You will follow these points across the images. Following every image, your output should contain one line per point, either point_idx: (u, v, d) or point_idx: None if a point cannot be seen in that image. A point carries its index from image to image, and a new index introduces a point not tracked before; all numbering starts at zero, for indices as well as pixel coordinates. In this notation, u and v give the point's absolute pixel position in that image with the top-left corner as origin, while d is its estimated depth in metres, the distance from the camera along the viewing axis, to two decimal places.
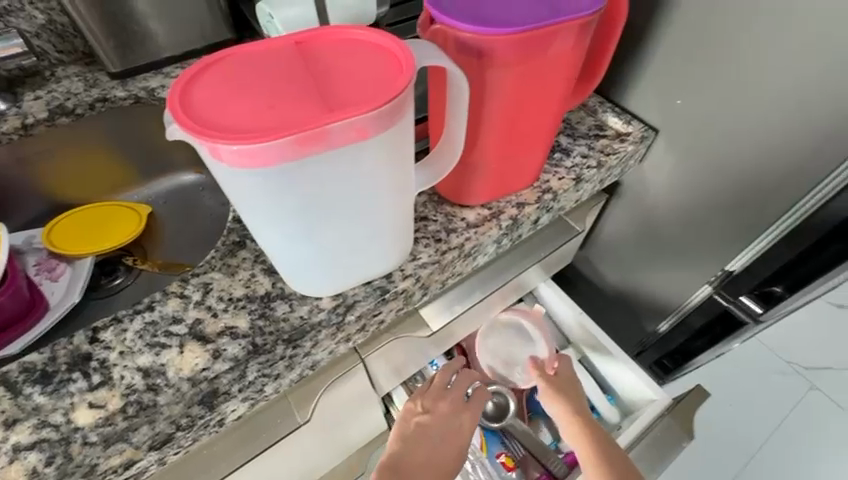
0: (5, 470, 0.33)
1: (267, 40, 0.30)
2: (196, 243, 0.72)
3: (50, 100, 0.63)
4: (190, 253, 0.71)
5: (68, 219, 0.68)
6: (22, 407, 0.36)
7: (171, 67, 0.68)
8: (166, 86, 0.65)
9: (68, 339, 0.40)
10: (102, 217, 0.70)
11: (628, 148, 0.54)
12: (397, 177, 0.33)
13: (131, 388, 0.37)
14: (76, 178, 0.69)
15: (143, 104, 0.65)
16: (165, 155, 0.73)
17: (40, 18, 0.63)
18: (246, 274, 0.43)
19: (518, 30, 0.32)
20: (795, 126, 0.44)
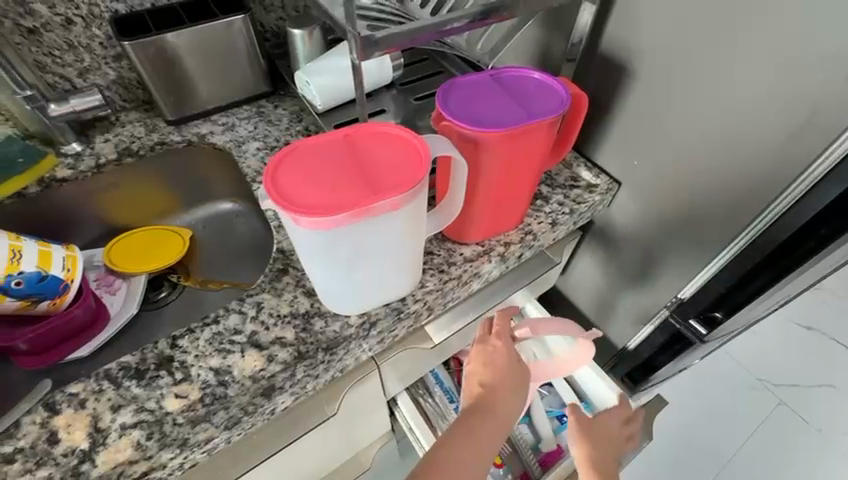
0: (117, 442, 0.44)
1: (325, 134, 0.42)
2: (231, 264, 0.84)
3: (117, 143, 0.75)
4: (226, 272, 0.83)
5: (123, 241, 0.79)
6: (123, 395, 0.47)
7: (217, 115, 0.80)
8: (214, 132, 0.78)
9: (154, 344, 0.51)
10: (153, 240, 0.81)
11: (595, 198, 0.67)
12: (404, 241, 0.45)
13: (207, 383, 0.48)
14: (129, 206, 0.81)
15: (192, 145, 0.77)
16: (207, 187, 0.85)
17: (111, 74, 0.76)
18: (290, 296, 0.55)
19: (504, 129, 0.44)
20: (718, 187, 0.57)
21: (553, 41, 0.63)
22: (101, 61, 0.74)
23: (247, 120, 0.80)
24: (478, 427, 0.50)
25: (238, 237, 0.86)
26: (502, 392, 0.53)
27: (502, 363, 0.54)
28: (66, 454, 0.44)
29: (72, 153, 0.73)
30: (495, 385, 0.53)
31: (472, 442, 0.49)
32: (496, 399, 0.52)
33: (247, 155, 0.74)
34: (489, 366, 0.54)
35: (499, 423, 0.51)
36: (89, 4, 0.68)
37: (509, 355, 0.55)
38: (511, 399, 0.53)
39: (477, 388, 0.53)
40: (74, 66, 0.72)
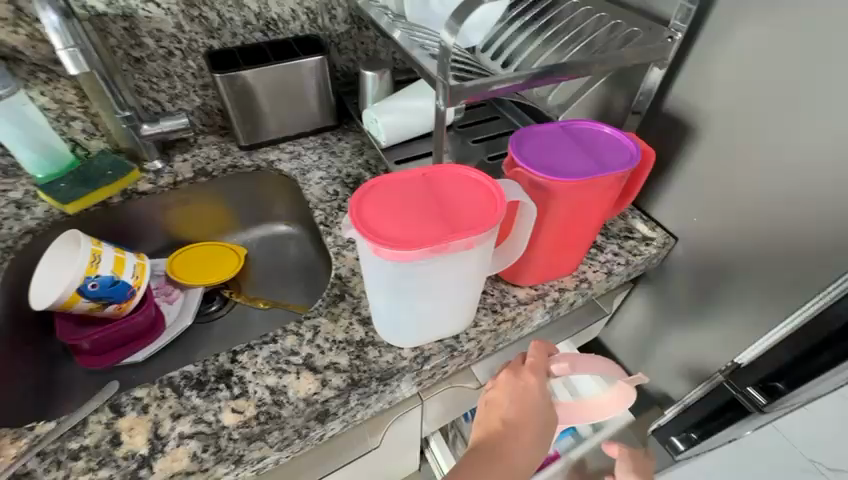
0: (175, 451, 0.45)
1: (407, 170, 0.45)
2: (281, 285, 0.87)
3: (194, 164, 0.81)
4: (276, 292, 0.85)
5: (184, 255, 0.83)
6: (184, 404, 0.49)
7: (285, 143, 0.86)
8: (281, 160, 0.83)
9: (215, 357, 0.53)
10: (210, 253, 0.85)
11: (651, 251, 0.66)
12: (455, 275, 0.44)
13: (262, 401, 0.49)
14: (194, 221, 0.86)
15: (260, 170, 0.82)
16: (266, 209, 0.89)
17: (197, 101, 0.83)
18: (346, 322, 0.56)
19: (575, 180, 0.46)
20: (779, 253, 0.56)
21: (615, 97, 0.66)
22: (190, 90, 0.81)
23: (312, 150, 0.85)
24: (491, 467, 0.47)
25: (290, 259, 0.89)
26: (523, 433, 0.49)
27: (529, 400, 0.50)
28: (127, 457, 0.45)
29: (153, 170, 0.79)
30: (516, 424, 0.49)
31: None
32: (516, 441, 0.49)
33: (311, 183, 0.78)
34: (516, 402, 0.50)
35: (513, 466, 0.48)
36: (189, 39, 0.76)
37: (538, 393, 0.51)
38: (530, 441, 0.49)
39: (497, 423, 0.50)
40: (166, 91, 0.79)
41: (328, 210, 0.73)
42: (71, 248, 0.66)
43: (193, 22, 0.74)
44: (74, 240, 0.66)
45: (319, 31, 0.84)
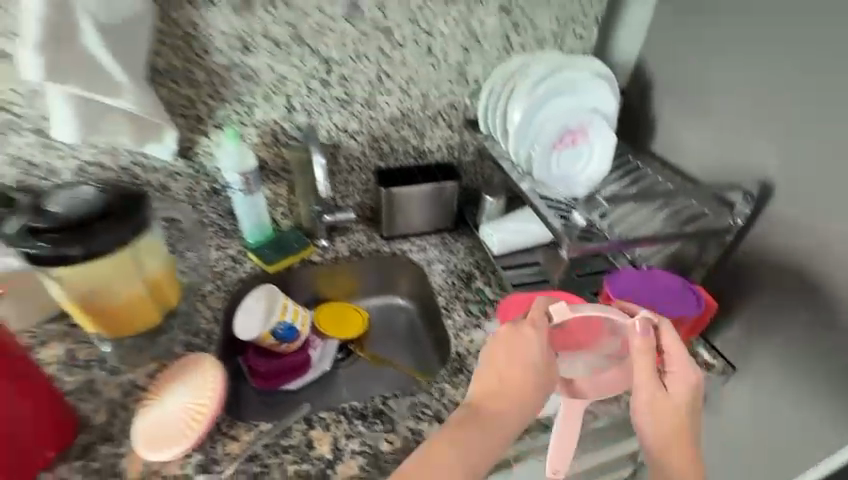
0: (348, 461, 0.66)
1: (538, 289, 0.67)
2: (392, 348, 1.09)
3: (349, 245, 1.08)
4: (388, 354, 1.07)
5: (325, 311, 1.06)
6: (353, 429, 0.69)
7: (415, 238, 1.11)
8: (412, 250, 1.08)
9: (372, 398, 0.74)
10: (343, 311, 1.07)
11: (712, 375, 0.82)
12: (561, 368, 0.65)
13: (406, 438, 0.69)
14: (337, 283, 1.10)
15: (395, 257, 1.08)
16: (389, 285, 1.13)
17: (357, 199, 1.10)
18: (465, 389, 0.76)
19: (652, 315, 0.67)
20: (821, 393, 0.74)
21: (687, 249, 0.86)
22: (357, 191, 1.08)
23: (435, 246, 1.09)
24: (489, 414, 0.58)
25: (399, 328, 1.11)
26: (523, 384, 0.59)
27: (524, 353, 0.59)
28: (318, 458, 0.66)
29: (321, 247, 1.07)
30: (508, 375, 0.59)
31: (481, 427, 0.57)
32: (507, 390, 0.59)
33: (434, 273, 1.03)
34: (515, 355, 0.59)
35: (503, 411, 0.58)
36: (366, 160, 1.05)
37: (526, 341, 0.60)
38: (529, 394, 0.59)
39: (494, 374, 0.60)
40: (339, 190, 1.07)
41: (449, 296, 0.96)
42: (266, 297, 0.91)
43: (372, 149, 1.04)
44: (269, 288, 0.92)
45: (454, 159, 1.11)
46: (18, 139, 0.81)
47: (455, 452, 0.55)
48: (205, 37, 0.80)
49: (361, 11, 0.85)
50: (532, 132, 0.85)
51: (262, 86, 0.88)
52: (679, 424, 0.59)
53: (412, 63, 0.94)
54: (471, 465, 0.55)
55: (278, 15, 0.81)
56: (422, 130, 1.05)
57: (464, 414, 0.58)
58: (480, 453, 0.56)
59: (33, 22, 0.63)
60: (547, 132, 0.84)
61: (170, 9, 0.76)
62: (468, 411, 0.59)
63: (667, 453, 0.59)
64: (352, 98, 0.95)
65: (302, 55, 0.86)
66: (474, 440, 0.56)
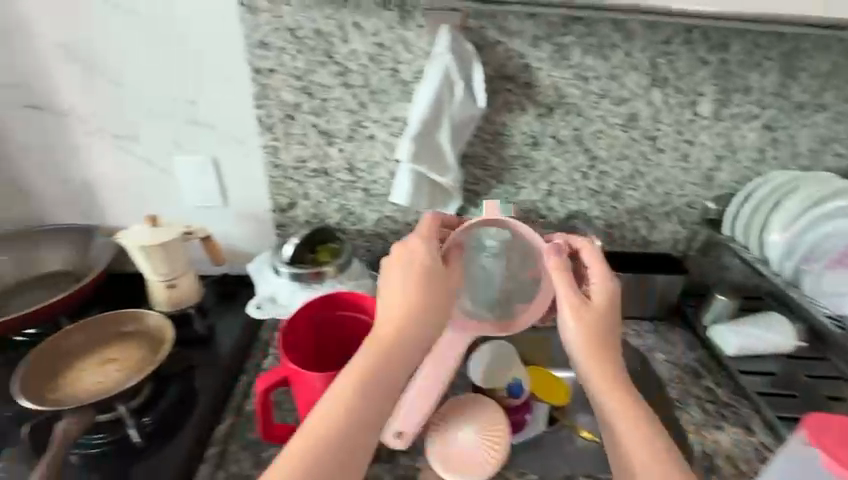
0: None
1: None
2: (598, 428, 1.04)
3: None
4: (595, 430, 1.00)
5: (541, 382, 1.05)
6: None
7: (629, 321, 1.15)
8: (627, 333, 1.13)
9: None
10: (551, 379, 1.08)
11: None
12: None
13: None
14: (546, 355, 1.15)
15: None
16: (597, 364, 1.16)
17: None
18: None
19: None
20: None
21: None
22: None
23: (651, 334, 1.12)
24: (381, 340, 0.64)
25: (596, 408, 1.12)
26: (416, 309, 0.66)
27: (428, 275, 0.69)
28: None
29: None
30: (406, 302, 0.66)
31: (382, 358, 0.63)
32: (423, 284, 0.68)
33: (657, 362, 1.05)
34: (423, 284, 0.68)
35: (410, 339, 0.65)
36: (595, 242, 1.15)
37: (430, 265, 0.70)
38: (427, 291, 0.68)
39: (405, 301, 0.66)
40: None
41: (679, 389, 0.98)
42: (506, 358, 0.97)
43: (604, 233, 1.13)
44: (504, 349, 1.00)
45: (675, 252, 1.16)
46: (349, 194, 1.06)
47: (365, 381, 0.61)
48: (508, 134, 0.99)
49: (637, 122, 0.97)
50: (821, 238, 0.95)
51: (535, 173, 1.04)
52: (614, 371, 0.68)
53: (665, 166, 1.04)
54: (386, 392, 0.62)
55: (569, 122, 0.97)
56: (654, 222, 1.12)
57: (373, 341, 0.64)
58: (394, 379, 0.63)
59: (415, 122, 0.87)
60: (834, 243, 0.94)
61: (492, 113, 0.96)
62: (373, 344, 0.64)
63: (612, 400, 0.65)
64: (602, 190, 1.07)
65: (575, 153, 1.02)
66: (380, 365, 0.62)
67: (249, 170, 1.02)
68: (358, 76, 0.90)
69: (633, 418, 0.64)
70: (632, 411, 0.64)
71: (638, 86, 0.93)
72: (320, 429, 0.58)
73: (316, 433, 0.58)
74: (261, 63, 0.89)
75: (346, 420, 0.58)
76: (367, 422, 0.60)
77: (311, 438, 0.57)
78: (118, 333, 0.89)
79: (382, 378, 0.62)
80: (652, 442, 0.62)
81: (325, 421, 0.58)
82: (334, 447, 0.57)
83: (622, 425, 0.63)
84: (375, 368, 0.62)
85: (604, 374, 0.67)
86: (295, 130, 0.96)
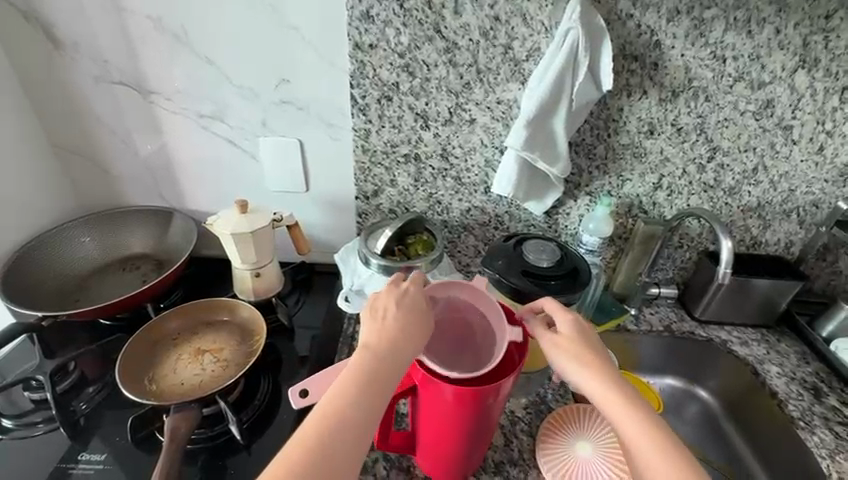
0: None
1: None
2: (704, 443, 1.02)
3: (662, 319, 1.08)
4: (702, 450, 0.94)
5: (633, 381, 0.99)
6: None
7: (731, 327, 1.07)
8: (731, 341, 1.04)
9: None
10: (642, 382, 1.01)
11: None
12: None
13: None
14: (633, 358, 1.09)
15: (712, 343, 1.04)
16: (694, 372, 1.09)
17: (671, 274, 1.11)
18: None
19: None
20: None
21: None
22: (673, 267, 1.10)
23: (758, 342, 1.04)
24: (364, 365, 0.54)
25: (688, 419, 1.07)
26: (399, 343, 0.57)
27: (410, 307, 0.61)
28: None
29: (632, 315, 1.08)
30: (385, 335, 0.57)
31: (363, 383, 0.53)
32: (407, 322, 0.59)
33: (772, 377, 0.96)
34: (407, 322, 0.59)
35: (392, 368, 0.55)
36: (698, 241, 1.06)
37: (413, 302, 0.62)
38: (411, 328, 0.59)
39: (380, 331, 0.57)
40: (662, 263, 1.09)
41: (801, 408, 0.89)
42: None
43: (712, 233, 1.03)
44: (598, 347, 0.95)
45: (788, 255, 1.06)
46: (438, 182, 0.99)
47: (342, 407, 0.51)
48: (623, 121, 0.89)
49: (773, 110, 0.87)
50: None
51: (646, 164, 0.95)
52: (620, 385, 0.56)
53: (796, 159, 0.92)
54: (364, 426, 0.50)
55: (694, 108, 0.87)
56: (769, 222, 1.02)
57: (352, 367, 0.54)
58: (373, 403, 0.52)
59: (530, 106, 0.79)
60: None
61: (609, 97, 0.87)
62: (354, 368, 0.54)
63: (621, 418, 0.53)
64: (718, 185, 0.97)
65: (695, 143, 0.92)
66: (362, 396, 0.52)
67: (338, 156, 0.97)
68: (466, 53, 0.82)
69: (655, 438, 0.51)
70: (654, 429, 0.52)
71: (782, 68, 0.82)
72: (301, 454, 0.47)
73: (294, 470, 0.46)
74: (363, 38, 0.82)
75: (322, 451, 0.47)
76: (339, 460, 0.48)
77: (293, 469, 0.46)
78: (210, 324, 0.86)
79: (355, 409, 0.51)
80: (679, 468, 0.49)
81: (300, 458, 0.47)
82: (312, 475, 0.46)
83: (641, 452, 0.50)
84: (355, 396, 0.52)
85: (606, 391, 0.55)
86: (389, 112, 0.90)
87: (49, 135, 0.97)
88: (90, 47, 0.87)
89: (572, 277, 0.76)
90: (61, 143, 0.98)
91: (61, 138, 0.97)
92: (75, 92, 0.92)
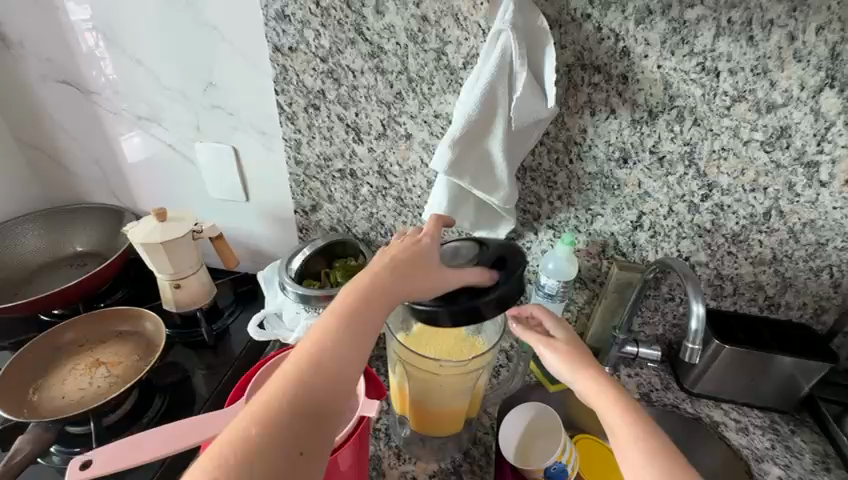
0: None
1: None
2: None
3: (639, 384, 0.88)
4: None
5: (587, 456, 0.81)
6: None
7: (730, 405, 0.85)
8: (726, 425, 0.82)
9: None
10: (599, 457, 0.81)
11: None
12: None
13: None
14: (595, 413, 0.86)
15: (701, 423, 0.83)
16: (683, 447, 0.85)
17: (658, 330, 0.90)
18: None
19: None
20: None
21: None
22: (663, 322, 0.89)
23: (762, 432, 0.82)
24: (343, 312, 0.50)
25: None
26: (390, 281, 0.53)
27: (416, 254, 0.56)
28: None
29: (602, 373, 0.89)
30: (376, 285, 0.52)
31: (348, 323, 0.49)
32: (403, 259, 0.55)
33: None
34: (402, 263, 0.55)
35: (384, 307, 0.52)
36: None
37: (412, 246, 0.57)
38: (415, 270, 0.55)
39: (372, 273, 0.53)
40: (644, 317, 0.90)
41: None
42: (551, 424, 0.73)
43: (709, 286, 0.81)
44: (544, 409, 0.75)
45: (817, 324, 0.80)
46: (378, 202, 0.87)
47: (318, 358, 0.47)
48: (587, 144, 0.74)
49: (789, 140, 0.66)
50: None
51: (620, 197, 0.77)
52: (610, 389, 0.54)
53: (825, 205, 0.70)
54: (341, 396, 0.47)
55: (679, 133, 0.69)
56: (790, 280, 0.78)
57: (332, 313, 0.50)
58: (354, 364, 0.49)
59: (461, 119, 0.66)
60: None
61: (567, 114, 0.72)
62: (334, 317, 0.50)
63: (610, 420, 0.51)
64: (717, 230, 0.76)
65: (683, 177, 0.73)
66: (343, 353, 0.48)
67: (271, 170, 0.90)
68: (393, 58, 0.72)
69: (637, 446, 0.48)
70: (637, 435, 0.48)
71: (801, 86, 0.62)
72: (264, 412, 0.43)
73: (259, 420, 0.43)
74: (281, 40, 0.75)
75: (297, 398, 0.45)
76: (312, 405, 0.45)
77: (250, 431, 0.42)
78: (121, 335, 0.83)
79: (342, 350, 0.48)
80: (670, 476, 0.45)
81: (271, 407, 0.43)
82: (279, 450, 0.42)
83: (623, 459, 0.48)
84: (335, 351, 0.48)
85: (632, 436, 0.49)
86: (318, 122, 0.81)
87: (12, 130, 1.00)
88: (35, 46, 0.87)
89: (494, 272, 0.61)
90: (25, 139, 1.01)
91: (24, 134, 1.00)
92: (30, 90, 0.93)
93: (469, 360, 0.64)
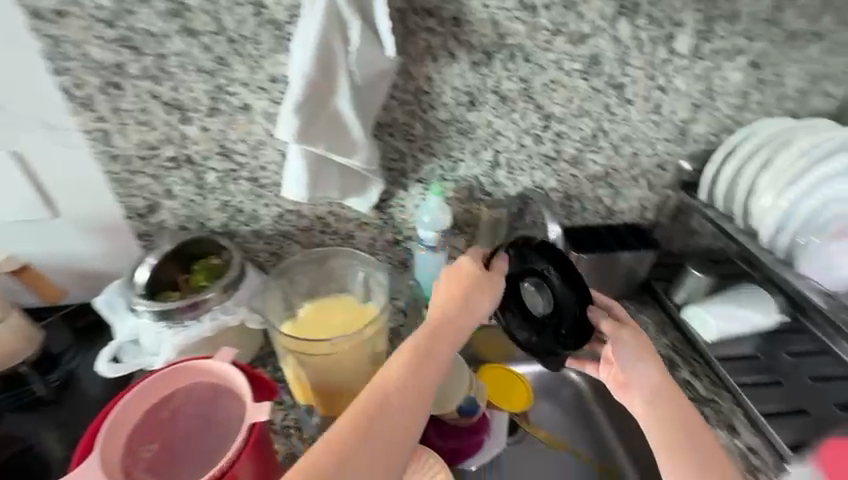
0: None
1: None
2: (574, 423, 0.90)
3: None
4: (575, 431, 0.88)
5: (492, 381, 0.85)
6: None
7: None
8: None
9: None
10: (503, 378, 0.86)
11: None
12: None
13: None
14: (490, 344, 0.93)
15: None
16: None
17: None
18: None
19: None
20: None
21: None
22: None
23: None
24: (408, 355, 0.52)
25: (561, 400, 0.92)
26: (442, 315, 0.56)
27: (467, 279, 0.59)
28: None
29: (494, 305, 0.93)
30: (441, 321, 0.55)
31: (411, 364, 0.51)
32: (468, 302, 0.57)
33: None
34: (460, 296, 0.58)
35: (447, 346, 0.54)
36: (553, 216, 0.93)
37: (469, 276, 0.59)
38: (480, 302, 0.58)
39: (439, 311, 0.56)
40: None
41: None
42: (454, 365, 0.77)
43: (562, 208, 0.91)
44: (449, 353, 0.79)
45: (643, 221, 0.96)
46: (230, 187, 0.77)
47: (381, 405, 0.48)
48: (436, 93, 0.74)
49: (601, 67, 0.75)
50: (818, 219, 0.77)
51: (475, 140, 0.80)
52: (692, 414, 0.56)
53: (634, 120, 0.82)
54: (397, 451, 0.46)
55: (514, 70, 0.73)
56: (620, 189, 0.91)
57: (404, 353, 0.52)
58: (415, 414, 0.49)
59: (299, 79, 0.60)
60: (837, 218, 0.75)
61: (410, 63, 0.71)
62: (401, 360, 0.51)
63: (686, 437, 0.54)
64: (560, 157, 0.84)
65: (525, 112, 0.78)
66: (403, 399, 0.49)
67: (75, 173, 0.72)
68: (203, 17, 0.62)
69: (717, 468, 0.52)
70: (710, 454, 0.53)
71: (601, 17, 0.71)
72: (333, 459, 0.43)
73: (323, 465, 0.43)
74: (42, 4, 0.60)
75: (359, 444, 0.45)
76: (372, 457, 0.45)
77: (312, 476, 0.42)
78: None
79: (406, 397, 0.49)
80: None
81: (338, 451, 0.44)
82: None
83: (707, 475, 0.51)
84: (396, 399, 0.48)
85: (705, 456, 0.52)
86: (126, 104, 0.67)
87: None
88: None
89: (537, 281, 0.66)
90: None
91: None
92: None
93: (363, 331, 0.64)
